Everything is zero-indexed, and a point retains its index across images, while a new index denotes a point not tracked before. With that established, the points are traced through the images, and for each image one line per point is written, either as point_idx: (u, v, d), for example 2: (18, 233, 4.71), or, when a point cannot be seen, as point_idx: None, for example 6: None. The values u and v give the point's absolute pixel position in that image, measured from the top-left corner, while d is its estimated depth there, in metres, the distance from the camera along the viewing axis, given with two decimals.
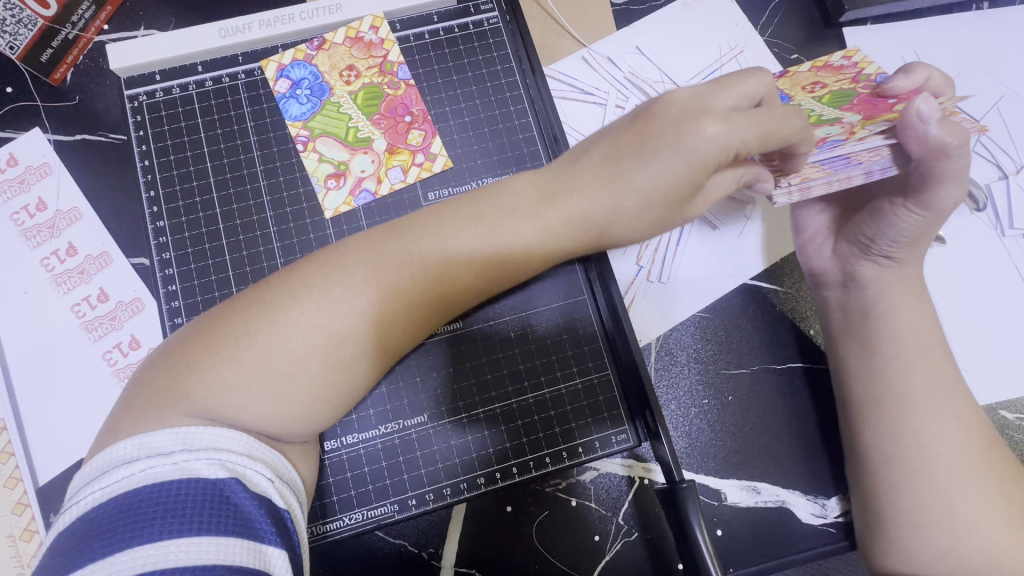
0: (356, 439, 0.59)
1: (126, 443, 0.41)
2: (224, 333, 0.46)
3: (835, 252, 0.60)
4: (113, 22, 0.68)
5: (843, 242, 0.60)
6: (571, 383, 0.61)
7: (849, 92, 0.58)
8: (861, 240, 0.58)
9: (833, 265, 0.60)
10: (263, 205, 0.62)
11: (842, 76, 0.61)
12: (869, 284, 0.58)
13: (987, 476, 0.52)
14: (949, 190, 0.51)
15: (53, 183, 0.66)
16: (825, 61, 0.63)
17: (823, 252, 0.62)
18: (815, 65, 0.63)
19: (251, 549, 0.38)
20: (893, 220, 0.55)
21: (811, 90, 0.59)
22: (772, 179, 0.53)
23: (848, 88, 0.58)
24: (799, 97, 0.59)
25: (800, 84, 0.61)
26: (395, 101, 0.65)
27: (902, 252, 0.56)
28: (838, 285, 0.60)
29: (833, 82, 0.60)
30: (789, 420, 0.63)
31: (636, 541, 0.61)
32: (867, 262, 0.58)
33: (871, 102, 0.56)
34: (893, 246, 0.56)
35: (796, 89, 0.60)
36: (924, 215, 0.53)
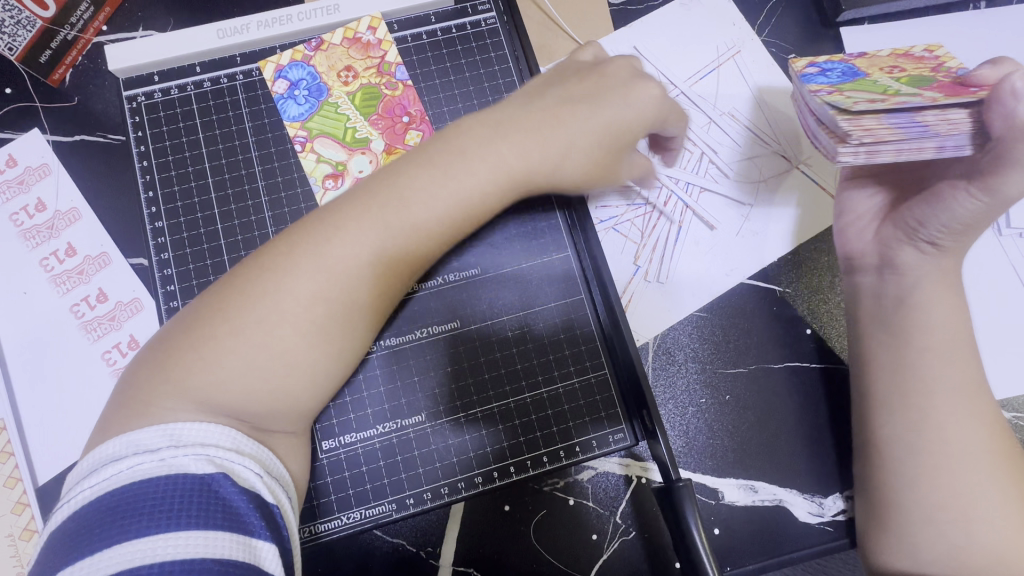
0: (353, 439, 0.59)
1: (115, 441, 0.41)
2: (210, 322, 0.46)
3: (877, 235, 0.60)
4: (112, 23, 0.69)
5: (890, 225, 0.58)
6: (568, 382, 0.61)
7: (927, 78, 0.55)
8: (909, 223, 0.56)
9: (872, 248, 0.60)
10: (261, 205, 0.62)
11: (922, 66, 0.58)
12: (906, 270, 0.57)
13: (981, 473, 0.52)
14: (1017, 177, 0.48)
15: (52, 184, 0.66)
16: (910, 52, 0.61)
17: (864, 235, 0.61)
18: (896, 53, 0.61)
19: (240, 543, 0.39)
20: (950, 202, 0.52)
21: (889, 72, 0.57)
22: (838, 139, 0.50)
23: (927, 74, 0.56)
24: (874, 76, 0.56)
25: (876, 65, 0.58)
26: (393, 101, 0.65)
27: (949, 240, 0.54)
28: (873, 270, 0.59)
29: (913, 68, 0.57)
30: (787, 419, 0.63)
31: (634, 540, 0.61)
32: (910, 248, 0.57)
33: (953, 86, 0.53)
34: (941, 232, 0.54)
35: (871, 69, 0.58)
36: (984, 203, 0.51)
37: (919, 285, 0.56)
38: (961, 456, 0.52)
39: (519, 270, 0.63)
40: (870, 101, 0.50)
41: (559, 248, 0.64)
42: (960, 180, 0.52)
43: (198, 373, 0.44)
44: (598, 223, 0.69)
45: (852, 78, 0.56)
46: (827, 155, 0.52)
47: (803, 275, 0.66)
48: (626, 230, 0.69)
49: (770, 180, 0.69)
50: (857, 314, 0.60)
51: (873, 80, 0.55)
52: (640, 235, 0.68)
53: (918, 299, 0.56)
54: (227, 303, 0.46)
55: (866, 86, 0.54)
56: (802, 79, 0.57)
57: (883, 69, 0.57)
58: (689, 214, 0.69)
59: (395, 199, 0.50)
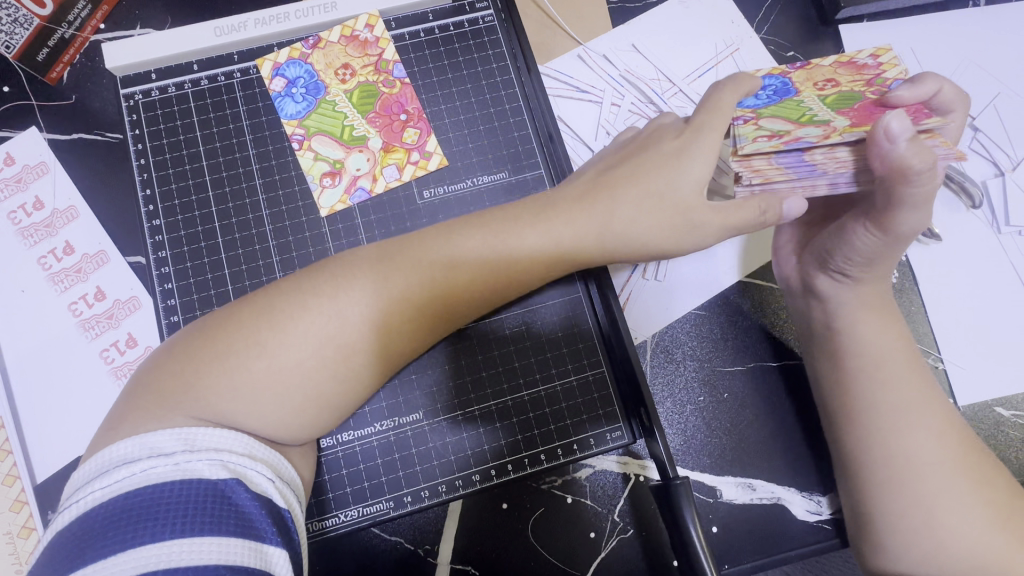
0: (351, 437, 0.59)
1: (128, 443, 0.41)
2: (230, 338, 0.47)
3: (797, 262, 0.61)
4: (110, 21, 0.69)
5: (807, 255, 0.59)
6: (566, 380, 0.61)
7: (856, 96, 0.53)
8: (820, 254, 0.57)
9: (792, 275, 0.61)
10: (258, 204, 0.62)
11: (860, 77, 0.56)
12: (827, 297, 0.58)
13: (979, 470, 0.52)
14: (908, 217, 0.48)
15: (50, 182, 0.66)
16: (851, 57, 0.58)
17: (789, 261, 0.62)
18: (841, 60, 0.58)
19: (253, 549, 0.39)
20: (851, 237, 0.53)
21: (820, 88, 0.55)
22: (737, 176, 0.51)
23: (857, 91, 0.54)
24: (802, 94, 0.55)
25: (811, 79, 0.56)
26: (390, 100, 0.65)
27: (863, 271, 0.55)
28: (799, 294, 0.61)
29: (848, 83, 0.55)
30: (785, 417, 0.63)
31: (632, 538, 0.61)
32: (823, 277, 0.57)
33: (872, 110, 0.51)
34: (852, 264, 0.54)
35: (806, 84, 0.56)
36: (880, 241, 0.51)
37: None
38: (959, 454, 0.52)
39: None
40: (771, 134, 0.50)
41: None
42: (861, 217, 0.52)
43: (216, 391, 0.45)
44: None
45: (782, 97, 0.55)
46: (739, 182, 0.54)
47: None
48: None
49: None
50: (809, 318, 0.60)
51: (797, 102, 0.53)
52: None
53: None
54: (249, 323, 0.47)
55: (786, 110, 0.53)
56: None
57: (817, 85, 0.55)
58: None
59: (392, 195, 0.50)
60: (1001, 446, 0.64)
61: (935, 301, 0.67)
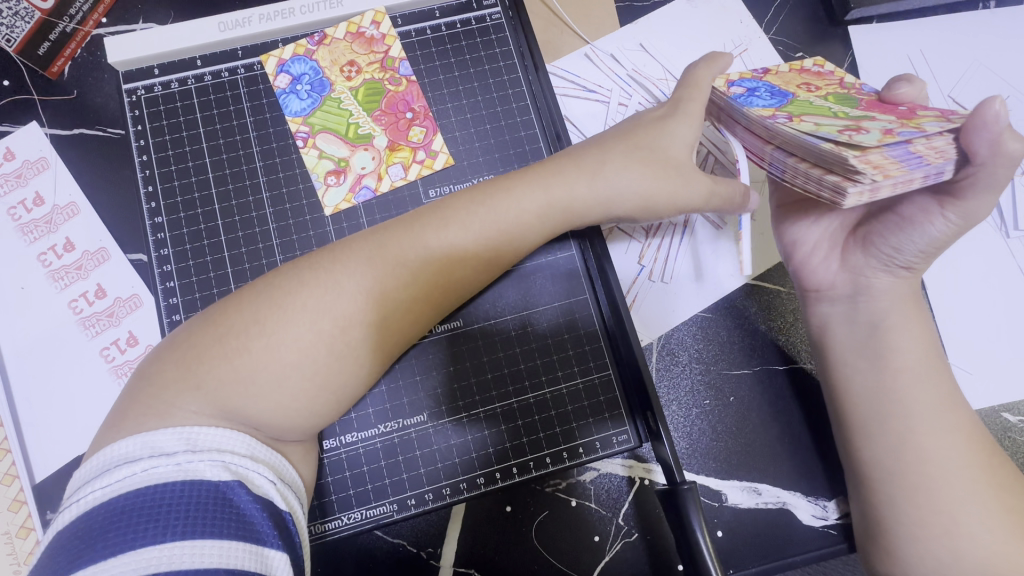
0: (354, 439, 0.59)
1: (128, 442, 0.41)
2: (232, 336, 0.45)
3: (844, 264, 0.58)
4: (111, 16, 0.68)
5: (860, 253, 0.56)
6: (572, 382, 0.61)
7: (849, 96, 0.55)
8: (883, 250, 0.54)
9: (842, 277, 0.58)
10: (262, 201, 0.61)
11: (827, 82, 0.57)
12: (878, 295, 0.56)
13: (990, 478, 0.51)
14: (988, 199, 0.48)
15: (50, 178, 0.65)
16: (799, 65, 0.60)
17: (829, 265, 0.59)
18: (792, 68, 0.60)
19: (253, 553, 0.38)
20: (923, 227, 0.51)
21: (808, 90, 0.55)
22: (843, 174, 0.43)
23: (845, 92, 0.55)
24: (799, 95, 0.54)
25: (791, 82, 0.57)
26: (396, 98, 0.64)
27: (920, 262, 0.54)
28: (845, 299, 0.58)
29: (825, 85, 0.57)
30: (790, 423, 0.63)
31: (637, 541, 0.61)
32: (883, 274, 0.56)
33: (879, 105, 0.53)
34: (915, 257, 0.53)
35: (791, 88, 0.56)
36: (958, 224, 0.50)
37: None
38: (971, 461, 0.51)
39: (524, 268, 0.62)
40: (857, 134, 0.45)
41: (565, 248, 0.63)
42: (932, 204, 0.50)
43: (223, 377, 0.44)
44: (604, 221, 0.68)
45: (783, 98, 0.54)
46: (810, 187, 0.47)
47: None
48: (632, 229, 0.68)
49: None
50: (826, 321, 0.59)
51: (807, 101, 0.53)
52: (645, 234, 0.68)
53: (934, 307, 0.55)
54: (252, 306, 0.47)
55: (813, 110, 0.51)
56: (737, 101, 0.54)
57: (801, 87, 0.56)
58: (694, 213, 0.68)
59: None
60: (1008, 451, 0.63)
61: (942, 305, 0.66)
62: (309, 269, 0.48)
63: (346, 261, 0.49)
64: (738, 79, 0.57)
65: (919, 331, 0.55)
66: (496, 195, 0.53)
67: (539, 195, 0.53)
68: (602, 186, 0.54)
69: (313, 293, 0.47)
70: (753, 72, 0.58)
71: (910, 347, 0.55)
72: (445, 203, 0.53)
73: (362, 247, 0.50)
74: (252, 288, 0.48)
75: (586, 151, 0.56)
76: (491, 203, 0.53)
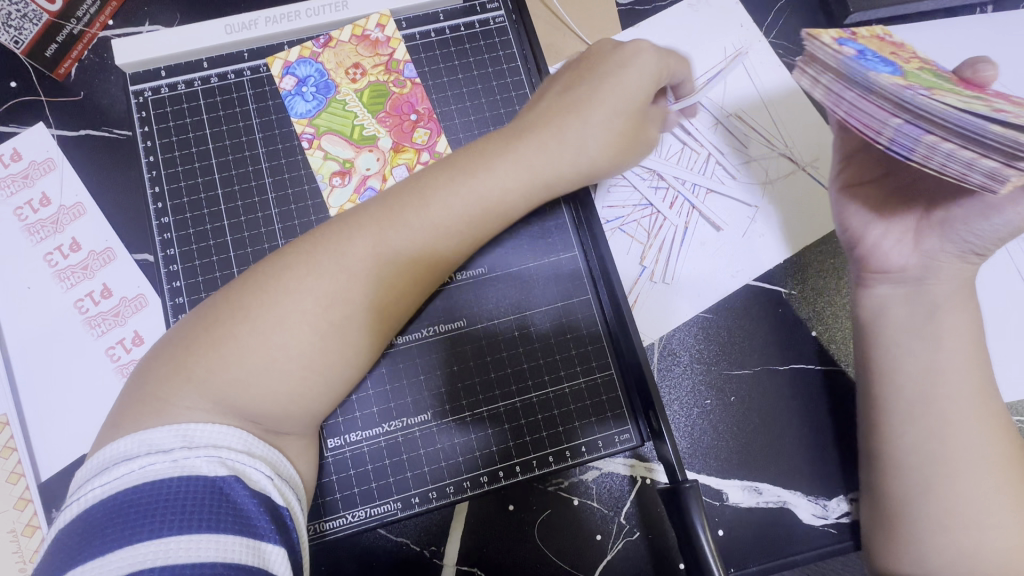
0: (358, 438, 0.59)
1: (127, 439, 0.41)
2: (235, 334, 0.46)
3: (917, 247, 0.56)
4: (118, 18, 0.68)
5: (933, 237, 0.55)
6: (574, 382, 0.61)
7: (937, 73, 0.52)
8: (962, 234, 0.53)
9: (914, 261, 0.56)
10: (267, 202, 0.62)
11: (906, 53, 0.54)
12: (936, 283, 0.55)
13: (990, 478, 0.51)
14: None
15: (57, 178, 0.66)
16: (874, 31, 0.56)
17: (902, 248, 0.57)
18: (872, 33, 0.55)
19: (251, 547, 0.38)
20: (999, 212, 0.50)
21: (903, 60, 0.51)
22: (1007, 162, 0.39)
23: (934, 69, 0.53)
24: (901, 64, 0.50)
25: (882, 48, 0.52)
26: (400, 99, 0.65)
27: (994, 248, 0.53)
28: (912, 282, 0.56)
29: (909, 57, 0.53)
30: (791, 422, 0.63)
31: (639, 540, 0.61)
32: (954, 258, 0.54)
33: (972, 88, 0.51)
34: (991, 241, 0.52)
35: (885, 54, 0.51)
36: None
37: (950, 293, 0.55)
38: (970, 461, 0.52)
39: (526, 269, 0.63)
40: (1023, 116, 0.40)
41: (566, 248, 0.64)
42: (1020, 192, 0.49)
43: (215, 366, 0.45)
44: (605, 223, 0.69)
45: (894, 65, 0.48)
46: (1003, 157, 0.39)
47: (808, 278, 0.67)
48: (632, 230, 0.69)
49: (777, 181, 0.70)
50: None
51: (917, 73, 0.49)
52: (646, 235, 0.69)
53: (942, 308, 0.55)
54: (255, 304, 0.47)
55: (933, 85, 0.47)
56: (857, 61, 0.46)
57: (895, 56, 0.51)
58: (695, 213, 0.69)
59: (403, 193, 0.52)
60: None
61: None
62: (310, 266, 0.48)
63: (337, 249, 0.49)
64: (839, 36, 0.50)
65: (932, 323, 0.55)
66: (479, 173, 0.53)
67: (526, 174, 0.54)
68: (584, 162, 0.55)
69: (316, 291, 0.47)
70: (845, 31, 0.52)
71: (911, 345, 0.55)
72: (424, 178, 0.53)
73: (359, 239, 0.49)
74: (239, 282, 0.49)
75: (562, 115, 0.55)
76: (493, 203, 0.53)
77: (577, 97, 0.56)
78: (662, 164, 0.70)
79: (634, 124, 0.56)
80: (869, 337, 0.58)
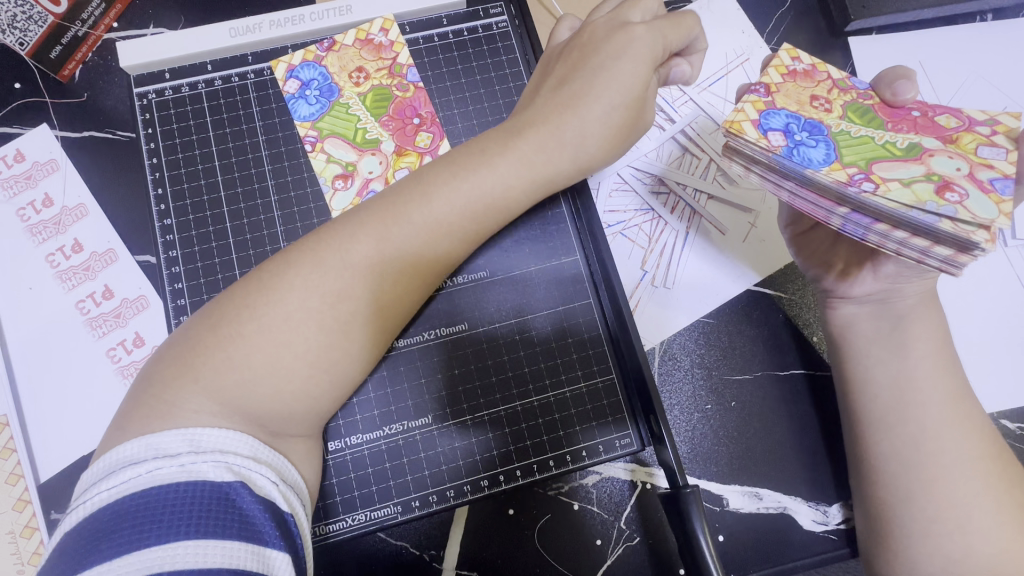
0: (359, 441, 0.59)
1: (134, 443, 0.41)
2: (237, 337, 0.46)
3: (877, 273, 0.56)
4: (122, 20, 0.69)
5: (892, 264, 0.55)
6: (575, 386, 0.61)
7: (861, 106, 0.53)
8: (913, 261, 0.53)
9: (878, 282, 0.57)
10: (270, 205, 0.62)
11: (823, 86, 0.53)
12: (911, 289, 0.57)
13: (988, 485, 0.51)
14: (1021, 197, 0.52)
15: (60, 179, 0.66)
16: (781, 65, 0.53)
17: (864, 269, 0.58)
18: (781, 72, 0.53)
19: (255, 553, 0.38)
20: None
21: (823, 111, 0.51)
22: (962, 247, 0.43)
23: (856, 102, 0.53)
24: (828, 124, 0.50)
25: (802, 100, 0.51)
26: (403, 103, 0.65)
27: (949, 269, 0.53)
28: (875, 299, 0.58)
29: (829, 96, 0.52)
30: (791, 427, 0.63)
31: (638, 545, 0.61)
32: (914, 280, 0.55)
33: (899, 118, 0.52)
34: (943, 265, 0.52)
35: (805, 109, 0.51)
36: None
37: (912, 306, 0.56)
38: (969, 468, 0.51)
39: (527, 273, 0.63)
40: (964, 198, 0.44)
41: (567, 252, 0.64)
42: None
43: (217, 369, 0.45)
44: (607, 227, 0.69)
45: (822, 135, 0.49)
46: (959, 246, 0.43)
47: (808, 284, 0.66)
48: (634, 234, 0.69)
49: None
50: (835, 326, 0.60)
51: (846, 133, 0.49)
52: (647, 239, 0.69)
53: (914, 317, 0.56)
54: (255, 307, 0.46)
55: (863, 155, 0.48)
56: (793, 159, 0.47)
57: (816, 108, 0.51)
58: (696, 218, 0.69)
59: (403, 191, 0.52)
60: None
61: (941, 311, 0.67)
62: (311, 271, 0.48)
63: (346, 252, 0.49)
64: (759, 115, 0.49)
65: (929, 328, 0.56)
66: (477, 166, 0.52)
67: (524, 170, 0.53)
68: (578, 154, 0.54)
69: (317, 293, 0.47)
70: (759, 97, 0.51)
71: (883, 356, 0.56)
72: (427, 175, 0.53)
73: (359, 235, 0.49)
74: (242, 284, 0.49)
75: (557, 110, 0.53)
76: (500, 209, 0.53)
77: (572, 92, 0.53)
78: (664, 170, 0.70)
79: (630, 118, 0.54)
80: (842, 351, 0.59)
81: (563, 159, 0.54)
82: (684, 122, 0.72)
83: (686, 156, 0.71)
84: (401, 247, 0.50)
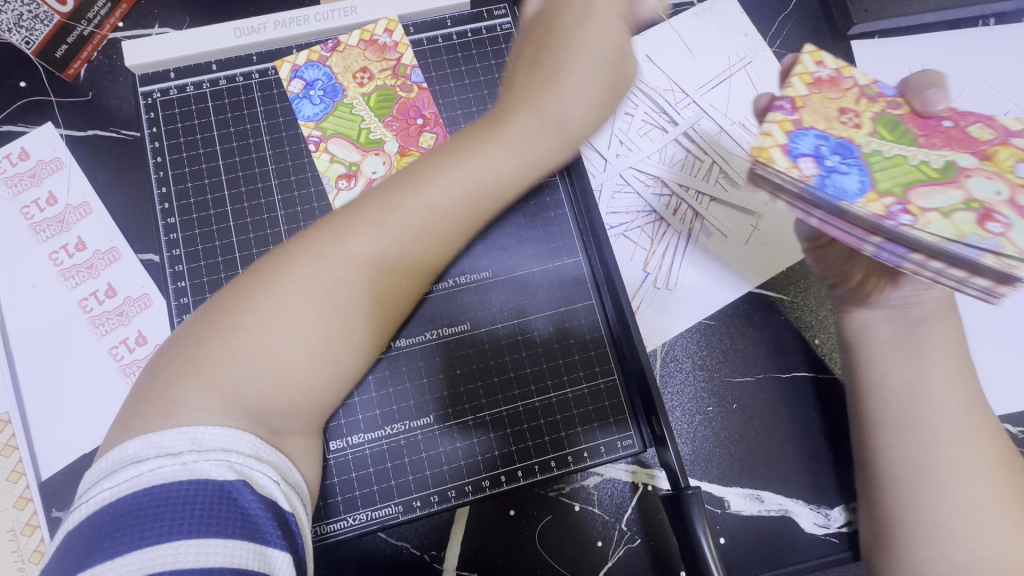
0: (360, 440, 0.59)
1: (136, 441, 0.41)
2: (239, 335, 0.46)
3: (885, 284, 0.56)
4: (128, 20, 0.69)
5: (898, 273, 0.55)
6: (577, 387, 0.61)
7: (891, 115, 0.51)
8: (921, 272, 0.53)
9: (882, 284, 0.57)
10: (274, 204, 0.62)
11: (850, 95, 0.51)
12: None
13: (990, 488, 0.51)
14: None
15: (64, 178, 0.66)
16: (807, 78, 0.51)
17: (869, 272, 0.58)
18: (807, 85, 0.51)
19: (257, 552, 0.38)
20: None
21: (853, 126, 0.50)
22: (1000, 280, 0.44)
23: (886, 112, 0.51)
24: (859, 143, 0.49)
25: (830, 115, 0.50)
26: (407, 104, 0.65)
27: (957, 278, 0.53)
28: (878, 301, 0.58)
29: (857, 106, 0.51)
30: (794, 430, 0.63)
31: (639, 547, 0.61)
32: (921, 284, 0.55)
33: (930, 128, 0.50)
34: None
35: (834, 127, 0.49)
36: None
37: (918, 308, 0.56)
38: (971, 471, 0.51)
39: (528, 274, 0.63)
40: (1006, 229, 0.44)
41: (570, 253, 0.64)
42: None
43: (220, 367, 0.45)
44: (609, 228, 0.70)
45: (854, 156, 0.48)
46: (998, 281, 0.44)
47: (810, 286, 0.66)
48: (636, 236, 0.69)
49: None
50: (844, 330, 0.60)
51: (878, 153, 0.48)
52: (649, 241, 0.69)
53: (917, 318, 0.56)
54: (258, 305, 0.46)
55: (899, 180, 0.47)
56: (827, 190, 0.47)
57: (845, 124, 0.50)
58: (698, 220, 0.69)
59: (395, 183, 0.52)
60: None
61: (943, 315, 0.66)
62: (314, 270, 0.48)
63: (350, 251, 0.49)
64: (787, 139, 0.49)
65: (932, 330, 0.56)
66: (480, 165, 0.52)
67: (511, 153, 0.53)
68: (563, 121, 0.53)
69: (320, 292, 0.47)
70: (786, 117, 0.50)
71: (885, 359, 0.56)
72: (415, 166, 0.53)
73: (363, 234, 0.49)
74: (243, 280, 0.49)
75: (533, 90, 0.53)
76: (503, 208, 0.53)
77: (544, 71, 0.53)
78: (666, 172, 0.70)
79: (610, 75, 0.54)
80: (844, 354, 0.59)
81: (544, 131, 0.53)
82: (687, 125, 0.72)
83: (688, 158, 0.71)
84: (404, 247, 0.50)
